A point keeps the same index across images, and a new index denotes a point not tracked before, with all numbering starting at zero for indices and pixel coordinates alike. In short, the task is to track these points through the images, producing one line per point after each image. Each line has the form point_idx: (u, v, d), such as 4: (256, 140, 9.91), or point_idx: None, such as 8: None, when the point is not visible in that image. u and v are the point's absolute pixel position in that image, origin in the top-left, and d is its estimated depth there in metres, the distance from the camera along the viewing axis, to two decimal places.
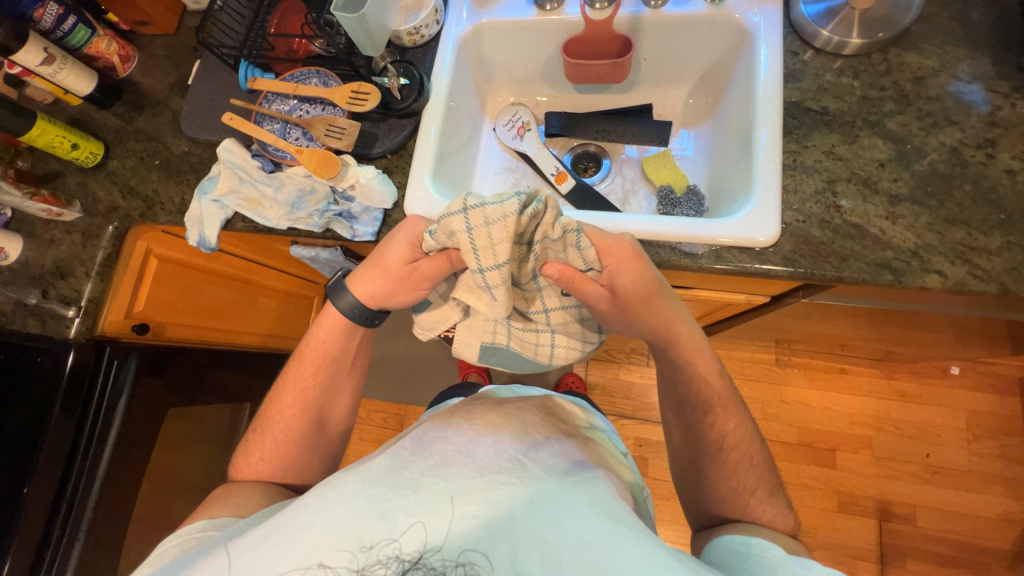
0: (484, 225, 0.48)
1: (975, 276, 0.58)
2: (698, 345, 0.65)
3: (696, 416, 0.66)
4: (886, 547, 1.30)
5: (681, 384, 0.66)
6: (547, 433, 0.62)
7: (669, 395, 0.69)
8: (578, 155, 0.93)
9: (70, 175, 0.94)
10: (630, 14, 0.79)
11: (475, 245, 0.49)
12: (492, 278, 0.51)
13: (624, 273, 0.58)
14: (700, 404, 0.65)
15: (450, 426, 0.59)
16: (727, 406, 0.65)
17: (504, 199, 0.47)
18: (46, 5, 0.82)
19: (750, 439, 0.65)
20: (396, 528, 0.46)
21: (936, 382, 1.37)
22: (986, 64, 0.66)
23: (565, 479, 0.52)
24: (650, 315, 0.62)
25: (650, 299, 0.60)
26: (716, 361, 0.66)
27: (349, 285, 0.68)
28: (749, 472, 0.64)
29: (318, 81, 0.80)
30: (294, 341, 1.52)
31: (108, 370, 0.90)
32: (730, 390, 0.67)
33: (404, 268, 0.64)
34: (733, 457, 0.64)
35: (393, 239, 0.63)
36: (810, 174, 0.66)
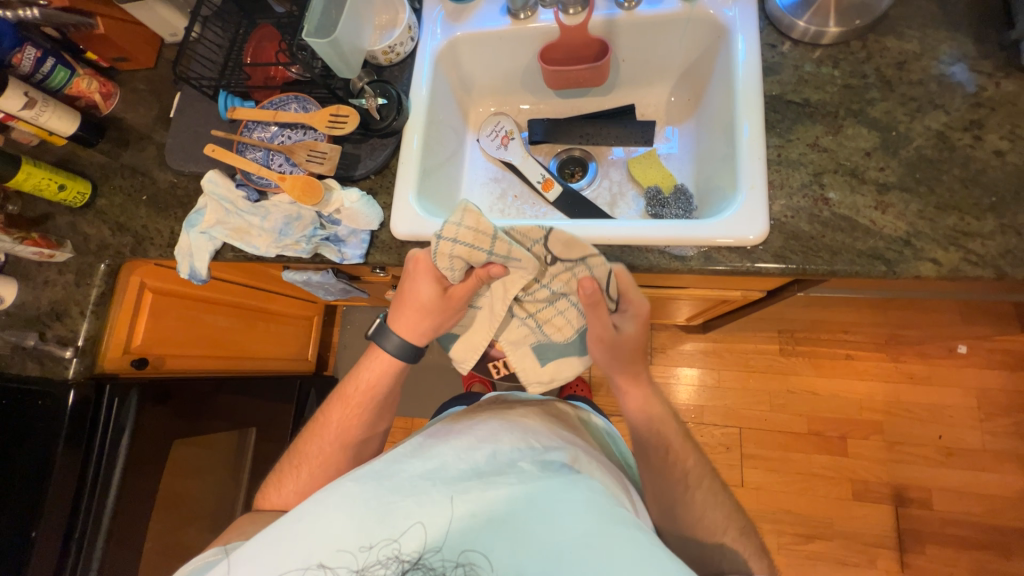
0: (459, 229, 0.55)
1: (971, 262, 0.57)
2: (653, 391, 0.71)
3: (659, 455, 0.68)
4: (904, 533, 1.28)
5: (642, 428, 0.70)
6: (549, 435, 0.61)
7: (632, 439, 0.72)
8: (563, 160, 0.93)
9: (60, 216, 0.94)
10: (604, 17, 0.78)
11: (470, 243, 0.56)
12: (502, 245, 0.56)
13: (632, 321, 0.66)
14: (662, 444, 0.68)
15: (451, 431, 0.59)
16: (686, 448, 0.69)
17: (464, 210, 0.54)
18: (24, 50, 0.82)
19: (709, 477, 0.68)
20: (395, 528, 0.47)
21: (944, 362, 1.35)
22: (968, 43, 0.65)
23: (565, 478, 0.51)
24: (629, 361, 0.69)
25: (637, 355, 0.69)
26: (668, 404, 0.72)
27: (393, 327, 0.69)
28: (716, 509, 0.64)
29: (298, 106, 0.80)
30: (296, 361, 1.52)
31: (109, 409, 0.89)
32: (685, 431, 0.71)
33: (438, 300, 0.65)
34: (698, 494, 0.65)
35: (415, 280, 0.66)
36: (796, 167, 0.65)
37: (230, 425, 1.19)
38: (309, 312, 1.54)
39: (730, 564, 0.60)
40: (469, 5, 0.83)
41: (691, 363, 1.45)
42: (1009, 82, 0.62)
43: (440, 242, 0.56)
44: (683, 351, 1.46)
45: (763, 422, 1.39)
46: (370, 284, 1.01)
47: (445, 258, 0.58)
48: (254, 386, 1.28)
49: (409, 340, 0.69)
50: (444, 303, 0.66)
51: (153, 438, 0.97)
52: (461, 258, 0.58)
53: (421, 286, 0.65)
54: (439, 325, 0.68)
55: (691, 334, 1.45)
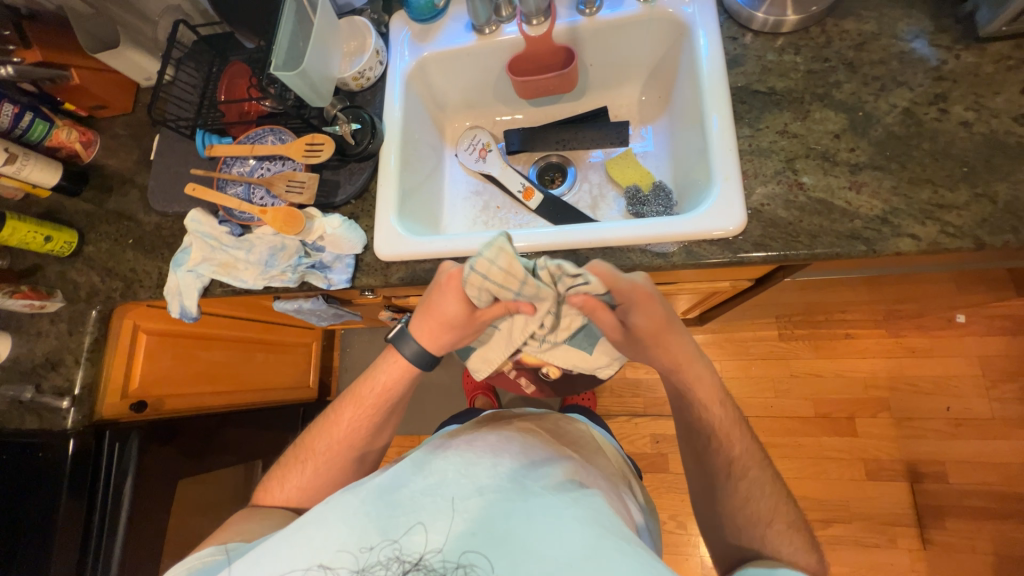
0: (491, 266, 0.54)
1: (949, 234, 0.57)
2: (702, 372, 0.67)
3: (702, 442, 0.68)
4: (922, 509, 1.27)
5: (687, 413, 0.70)
6: (548, 450, 0.62)
7: (680, 421, 0.72)
8: (542, 168, 0.93)
9: (48, 266, 0.94)
10: (567, 25, 0.79)
11: (500, 283, 0.56)
12: (531, 287, 0.56)
13: (639, 311, 0.61)
14: (704, 429, 0.67)
15: (453, 444, 0.60)
16: (734, 433, 0.66)
17: (502, 250, 0.53)
18: (1, 107, 0.83)
19: (758, 466, 0.65)
20: (395, 532, 0.48)
21: (944, 333, 1.35)
22: (926, 19, 0.66)
23: (563, 494, 0.52)
24: (661, 351, 0.66)
25: (663, 336, 0.64)
26: (721, 387, 0.68)
27: (413, 333, 0.69)
28: (761, 498, 0.62)
29: (274, 138, 0.81)
30: (298, 389, 1.52)
31: (111, 455, 0.89)
32: (737, 415, 0.68)
33: (464, 318, 0.65)
34: (742, 483, 0.64)
35: (438, 298, 0.65)
36: (768, 156, 0.65)
37: (236, 459, 1.19)
38: (307, 339, 1.54)
39: (770, 556, 0.58)
40: (434, 25, 0.84)
41: None
42: (969, 54, 0.63)
43: (471, 274, 0.55)
44: None
45: (769, 408, 1.39)
46: (363, 306, 1.01)
47: (474, 288, 0.57)
48: (257, 417, 1.28)
49: (427, 347, 0.69)
50: (470, 321, 0.66)
51: (158, 479, 0.97)
52: (487, 290, 0.58)
53: (448, 304, 0.64)
54: (460, 339, 0.69)
55: (689, 327, 1.45)
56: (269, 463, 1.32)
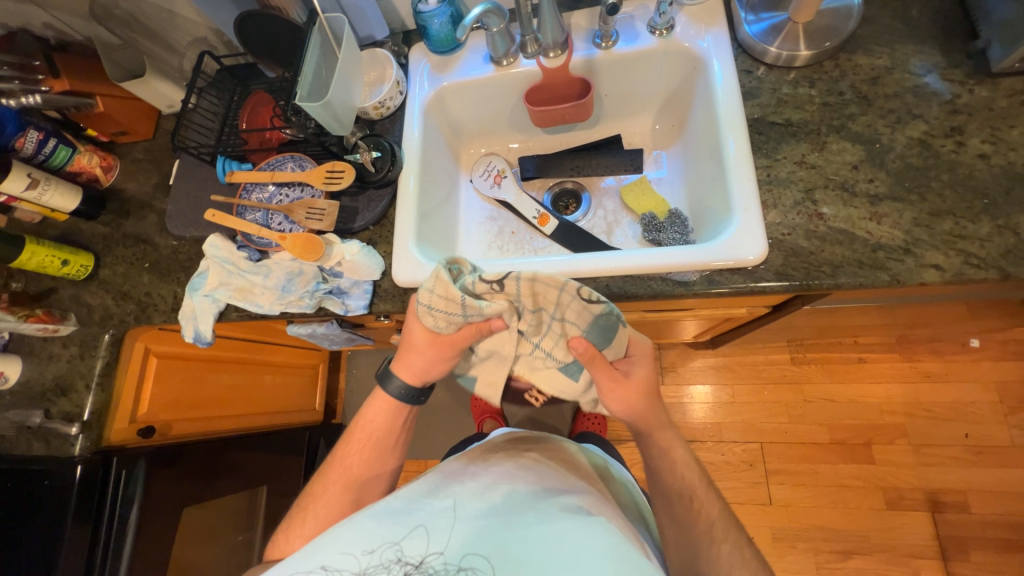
0: (432, 294, 0.57)
1: (973, 265, 0.57)
2: (675, 433, 0.68)
3: (680, 504, 0.65)
4: (945, 540, 1.23)
5: (664, 471, 0.67)
6: (567, 478, 0.61)
7: (650, 485, 0.69)
8: (556, 193, 0.94)
9: (63, 289, 0.94)
10: (584, 57, 0.81)
11: (444, 309, 0.58)
12: (474, 310, 0.58)
13: (640, 362, 0.65)
14: (684, 491, 0.66)
15: (469, 464, 0.61)
16: (710, 495, 0.66)
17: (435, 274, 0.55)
18: (26, 133, 0.84)
19: (734, 531, 0.64)
20: (400, 536, 0.49)
21: (958, 358, 1.33)
22: (937, 54, 0.67)
23: (579, 519, 0.51)
24: (657, 406, 0.66)
25: (653, 393, 0.66)
26: (688, 446, 0.69)
27: (393, 369, 0.68)
28: (744, 568, 0.60)
29: (294, 165, 0.82)
30: (303, 412, 1.49)
31: (117, 482, 0.87)
32: (708, 477, 0.68)
33: (432, 337, 0.64)
34: (724, 550, 0.61)
35: (411, 324, 0.66)
36: (786, 186, 0.66)
37: (239, 485, 1.17)
38: (313, 360, 1.53)
39: None
40: (452, 56, 0.86)
41: (703, 380, 1.43)
42: (981, 88, 0.64)
43: (419, 306, 0.59)
44: (694, 368, 1.44)
45: (783, 434, 1.36)
46: (375, 330, 1.00)
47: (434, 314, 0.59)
48: (262, 442, 1.25)
49: (407, 380, 0.68)
50: (438, 343, 0.64)
51: (163, 506, 0.95)
52: (444, 315, 0.59)
53: (415, 325, 0.65)
54: (433, 366, 0.66)
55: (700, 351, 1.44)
56: (273, 489, 1.29)
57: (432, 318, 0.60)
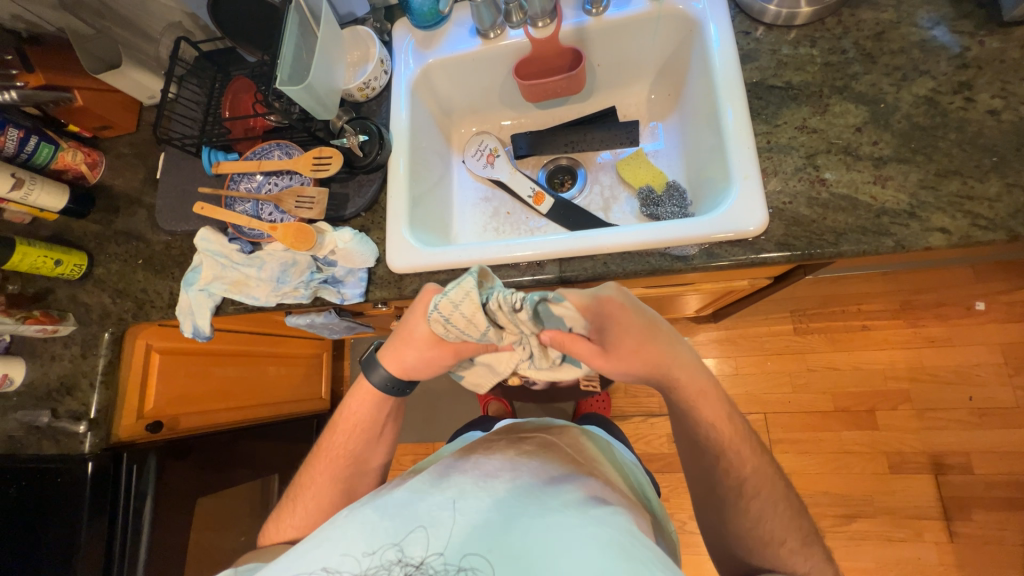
0: (455, 308, 0.54)
1: (981, 227, 0.56)
2: (702, 385, 0.63)
3: (709, 459, 0.64)
4: (948, 501, 1.24)
5: (691, 429, 0.64)
6: (569, 469, 0.60)
7: (680, 437, 0.68)
8: (551, 171, 0.92)
9: (59, 289, 0.94)
10: (574, 25, 0.77)
11: (462, 325, 0.55)
12: (490, 331, 0.57)
13: (612, 324, 0.58)
14: (711, 447, 0.63)
15: (470, 460, 0.60)
16: (744, 451, 0.63)
17: (465, 287, 0.52)
18: (6, 132, 0.83)
19: (771, 486, 0.63)
20: (400, 537, 0.48)
21: (963, 322, 1.32)
22: (946, 4, 0.64)
23: (583, 513, 0.50)
24: (645, 359, 0.60)
25: (644, 346, 0.60)
26: (724, 398, 0.64)
27: (381, 360, 0.69)
28: (773, 519, 0.61)
29: (281, 153, 0.80)
30: (309, 401, 1.50)
31: (129, 476, 0.89)
32: (748, 430, 0.65)
33: (433, 340, 0.64)
34: (754, 504, 0.62)
35: (415, 320, 0.64)
36: (787, 152, 0.64)
37: (251, 474, 1.19)
38: (317, 350, 1.53)
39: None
40: (437, 31, 0.83)
41: (706, 354, 1.43)
42: (992, 39, 0.61)
43: (434, 313, 0.54)
44: (697, 343, 1.44)
45: (786, 404, 1.37)
46: (375, 317, 1.00)
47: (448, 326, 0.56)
48: (270, 432, 1.27)
49: (393, 372, 0.69)
50: (437, 346, 0.65)
51: (176, 498, 0.97)
52: (456, 329, 0.57)
53: (418, 324, 0.64)
54: (425, 363, 0.67)
55: (703, 325, 1.43)
56: (284, 476, 1.32)
57: (444, 329, 0.57)
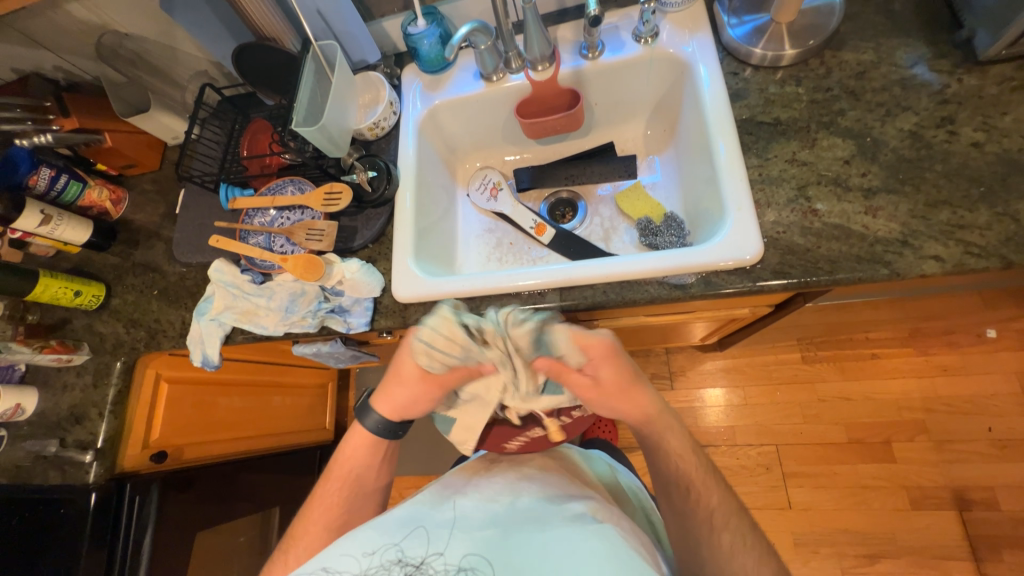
0: (433, 332, 0.55)
1: (974, 255, 0.57)
2: (669, 423, 0.67)
3: (681, 496, 0.65)
4: (975, 540, 1.18)
5: (658, 459, 0.67)
6: (571, 486, 0.61)
7: (653, 475, 0.69)
8: (553, 203, 0.95)
9: (77, 319, 0.97)
10: (571, 69, 0.82)
11: (443, 350, 0.56)
12: (475, 355, 0.56)
13: (604, 367, 0.61)
14: (681, 482, 0.65)
15: (475, 479, 0.62)
16: (707, 483, 0.65)
17: (444, 313, 0.54)
18: (39, 170, 0.88)
19: (737, 518, 0.63)
20: (399, 539, 0.50)
21: (975, 349, 1.30)
22: (923, 46, 0.67)
23: (582, 522, 0.51)
24: (625, 402, 0.64)
25: (624, 391, 0.63)
26: (688, 437, 0.68)
27: (374, 405, 0.70)
28: (745, 552, 0.59)
29: (294, 188, 0.84)
30: (313, 432, 1.49)
31: (132, 508, 0.89)
32: (707, 464, 0.67)
33: (420, 377, 0.66)
34: (725, 537, 0.60)
35: (401, 357, 0.67)
36: (779, 184, 0.66)
37: (251, 507, 1.17)
38: (322, 379, 1.54)
39: None
40: (443, 75, 0.88)
41: (713, 383, 1.41)
42: (970, 77, 0.64)
43: (417, 342, 0.57)
44: (703, 371, 1.43)
45: (799, 435, 1.33)
46: (380, 346, 1.01)
47: (438, 350, 0.56)
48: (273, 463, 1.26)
49: (386, 416, 0.70)
50: (425, 382, 0.66)
51: (176, 530, 0.96)
52: (439, 354, 0.58)
53: (406, 362, 0.66)
54: (414, 403, 0.68)
55: (709, 353, 1.42)
56: (286, 510, 1.30)
57: (432, 356, 0.58)
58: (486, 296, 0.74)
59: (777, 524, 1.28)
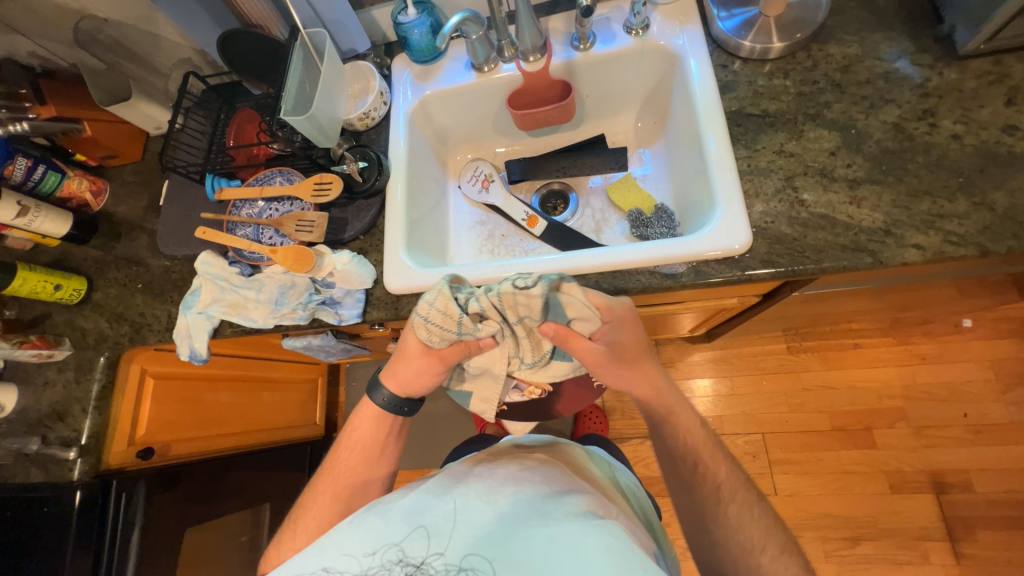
0: (431, 307, 0.56)
1: (952, 243, 0.58)
2: (676, 395, 0.68)
3: (687, 469, 0.66)
4: (951, 521, 1.23)
5: (667, 435, 0.68)
6: (569, 482, 0.60)
7: (659, 451, 0.70)
8: (544, 195, 0.95)
9: (57, 314, 0.94)
10: (563, 60, 0.82)
11: (442, 325, 0.57)
12: (471, 327, 0.57)
13: (620, 331, 0.63)
14: (688, 455, 0.67)
15: (474, 471, 0.61)
16: (716, 457, 0.66)
17: (440, 291, 0.55)
18: (15, 161, 0.85)
19: (742, 489, 0.65)
20: (401, 540, 0.50)
21: (952, 339, 1.34)
22: (906, 40, 0.68)
23: (584, 522, 0.51)
24: (636, 372, 0.65)
25: (638, 361, 0.65)
26: (694, 408, 0.69)
27: (382, 379, 0.70)
28: (751, 524, 0.62)
29: (283, 179, 0.83)
30: (303, 427, 1.48)
31: (118, 505, 0.87)
32: (714, 437, 0.69)
33: (421, 349, 0.66)
34: (732, 508, 0.63)
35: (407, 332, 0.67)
36: (767, 175, 0.67)
37: (242, 503, 1.16)
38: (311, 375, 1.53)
39: None
40: (434, 65, 0.87)
41: (701, 374, 1.44)
42: (951, 71, 0.65)
43: (415, 317, 0.58)
44: (692, 363, 1.45)
45: (784, 423, 1.36)
46: (371, 339, 1.00)
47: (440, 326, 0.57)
48: (263, 459, 1.25)
49: (394, 391, 0.70)
50: (428, 357, 0.66)
51: (165, 526, 0.95)
52: (441, 331, 0.58)
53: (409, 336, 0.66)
54: (419, 378, 0.68)
55: (698, 345, 1.45)
56: (277, 506, 1.29)
57: (435, 334, 0.59)
58: (479, 287, 0.74)
59: None
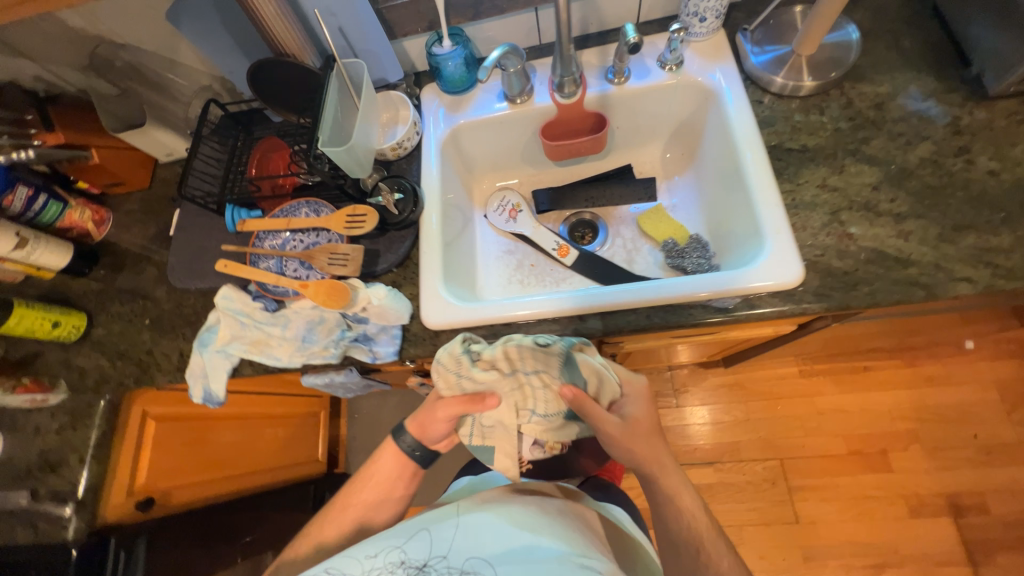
0: (447, 355, 0.61)
1: (1002, 276, 0.60)
2: (680, 479, 0.66)
3: (688, 553, 0.63)
4: (971, 545, 1.23)
5: (666, 518, 0.66)
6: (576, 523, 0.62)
7: (659, 539, 0.67)
8: (573, 224, 0.94)
9: (50, 353, 0.87)
10: (598, 93, 0.83)
11: (450, 372, 0.62)
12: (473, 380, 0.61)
13: (632, 405, 0.66)
14: (691, 540, 0.63)
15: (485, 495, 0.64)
16: (718, 547, 0.63)
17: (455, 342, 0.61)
18: (15, 191, 0.79)
19: None
20: (409, 542, 0.53)
21: (956, 360, 1.38)
22: (933, 80, 0.71)
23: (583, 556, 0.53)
24: (645, 447, 0.65)
25: (650, 438, 0.66)
26: (699, 496, 0.67)
27: (407, 425, 0.71)
28: None
29: (309, 210, 0.79)
30: (305, 465, 1.40)
31: (116, 566, 0.79)
32: (718, 528, 0.66)
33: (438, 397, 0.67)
34: None
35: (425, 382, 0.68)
36: (812, 208, 0.68)
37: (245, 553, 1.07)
38: (315, 408, 1.45)
39: None
40: (466, 96, 0.87)
41: (716, 400, 1.43)
42: (979, 110, 0.68)
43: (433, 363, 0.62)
44: (706, 388, 1.44)
45: (802, 448, 1.36)
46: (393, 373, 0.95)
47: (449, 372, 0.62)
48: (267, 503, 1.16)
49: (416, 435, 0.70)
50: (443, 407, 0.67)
51: None
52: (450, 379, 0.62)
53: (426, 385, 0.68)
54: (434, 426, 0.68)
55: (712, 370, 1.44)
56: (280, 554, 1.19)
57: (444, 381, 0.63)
58: (522, 321, 0.71)
59: (786, 539, 1.29)
